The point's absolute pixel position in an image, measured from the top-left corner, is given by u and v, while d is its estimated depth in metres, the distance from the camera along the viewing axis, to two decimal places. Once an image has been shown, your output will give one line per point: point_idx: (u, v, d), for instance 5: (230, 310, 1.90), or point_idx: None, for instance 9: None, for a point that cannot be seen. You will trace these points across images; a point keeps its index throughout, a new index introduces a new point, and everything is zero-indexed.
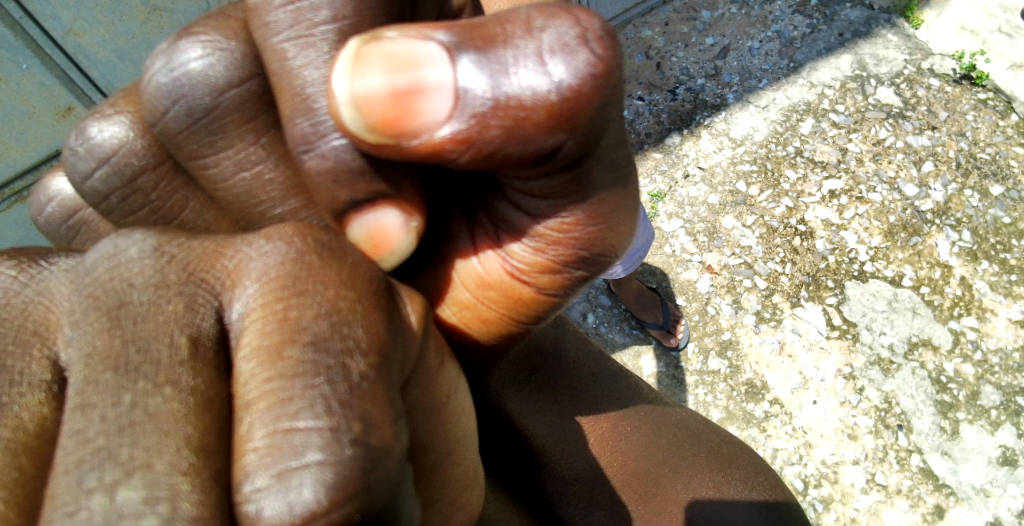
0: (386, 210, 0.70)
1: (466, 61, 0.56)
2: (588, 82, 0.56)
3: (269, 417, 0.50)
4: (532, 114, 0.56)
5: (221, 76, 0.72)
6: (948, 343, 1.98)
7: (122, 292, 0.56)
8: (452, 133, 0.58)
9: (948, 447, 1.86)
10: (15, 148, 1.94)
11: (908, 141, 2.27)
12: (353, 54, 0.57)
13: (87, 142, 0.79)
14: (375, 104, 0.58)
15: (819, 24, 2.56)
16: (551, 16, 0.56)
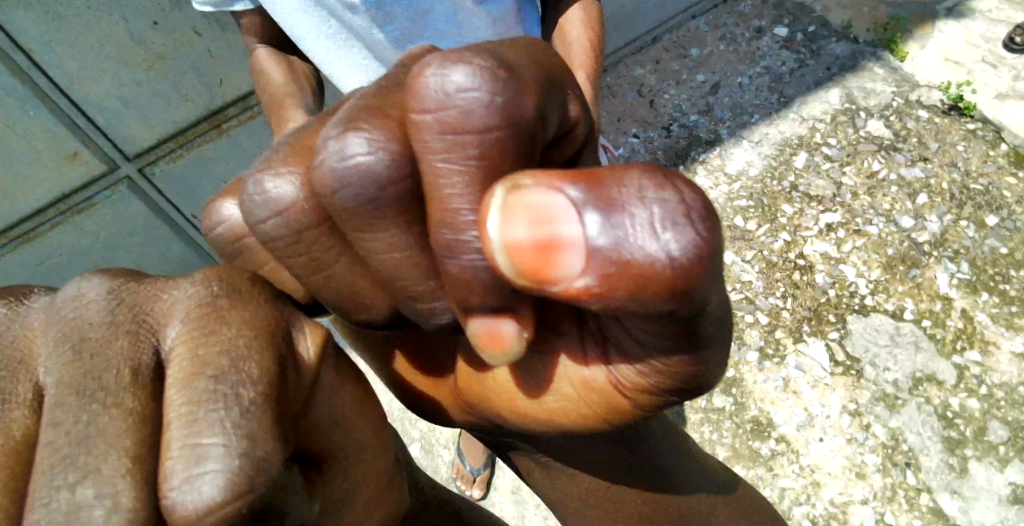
0: (507, 320, 0.67)
1: (587, 213, 0.53)
2: (700, 256, 0.52)
3: (181, 437, 0.56)
4: (656, 272, 0.52)
5: (385, 171, 0.63)
6: (952, 378, 1.95)
7: (79, 333, 0.60)
8: (584, 286, 0.55)
9: (957, 485, 1.82)
10: (23, 192, 1.92)
11: (901, 173, 2.29)
12: (501, 206, 0.56)
13: (263, 193, 0.70)
14: (522, 252, 0.56)
15: (807, 59, 2.61)
16: (663, 185, 0.53)
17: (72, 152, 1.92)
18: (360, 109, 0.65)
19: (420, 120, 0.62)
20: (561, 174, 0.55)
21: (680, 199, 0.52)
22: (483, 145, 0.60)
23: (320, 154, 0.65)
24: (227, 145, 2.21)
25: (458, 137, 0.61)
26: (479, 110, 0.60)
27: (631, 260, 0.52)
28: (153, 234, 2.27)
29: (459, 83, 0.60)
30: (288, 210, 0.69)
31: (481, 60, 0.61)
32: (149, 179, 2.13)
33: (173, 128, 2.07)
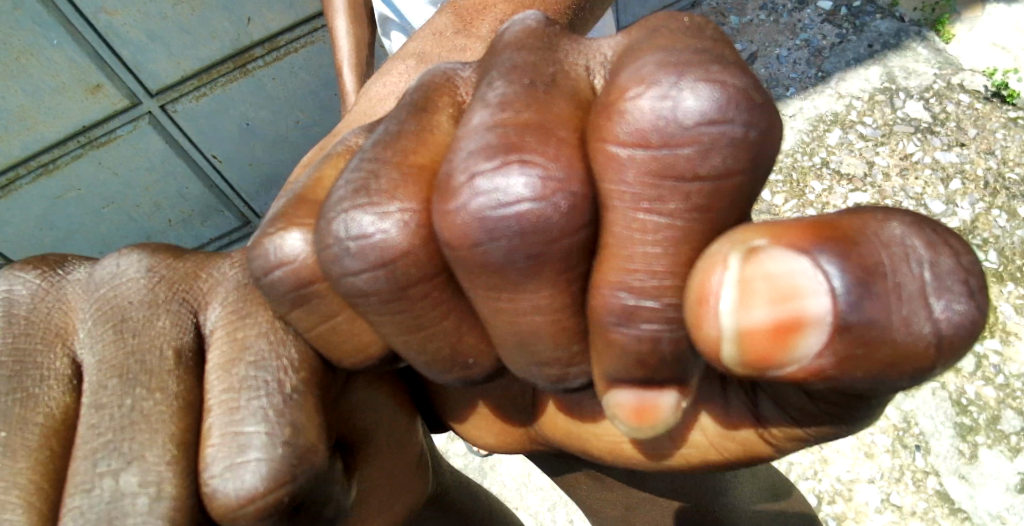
0: (668, 392, 0.51)
1: (839, 270, 0.40)
2: (971, 332, 0.40)
3: (220, 416, 0.57)
4: (917, 350, 0.40)
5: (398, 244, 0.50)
6: (970, 366, 1.91)
7: (120, 306, 0.62)
8: (816, 369, 0.42)
9: (965, 471, 1.80)
10: (43, 122, 1.94)
11: (936, 156, 2.23)
12: (738, 279, 0.41)
13: (285, 257, 0.56)
14: (756, 339, 0.41)
15: (849, 34, 2.52)
16: (930, 243, 0.41)
17: (94, 83, 1.93)
18: (516, 131, 0.47)
19: (617, 161, 0.45)
20: (800, 230, 0.41)
21: (949, 257, 0.41)
22: (706, 201, 0.44)
23: (462, 196, 0.47)
24: (250, 86, 2.18)
25: (675, 184, 0.44)
26: (723, 148, 0.44)
27: (883, 336, 0.40)
28: (174, 174, 2.26)
29: (695, 110, 0.44)
30: (413, 254, 0.51)
31: (725, 76, 0.45)
32: (171, 118, 2.12)
33: (198, 65, 2.05)
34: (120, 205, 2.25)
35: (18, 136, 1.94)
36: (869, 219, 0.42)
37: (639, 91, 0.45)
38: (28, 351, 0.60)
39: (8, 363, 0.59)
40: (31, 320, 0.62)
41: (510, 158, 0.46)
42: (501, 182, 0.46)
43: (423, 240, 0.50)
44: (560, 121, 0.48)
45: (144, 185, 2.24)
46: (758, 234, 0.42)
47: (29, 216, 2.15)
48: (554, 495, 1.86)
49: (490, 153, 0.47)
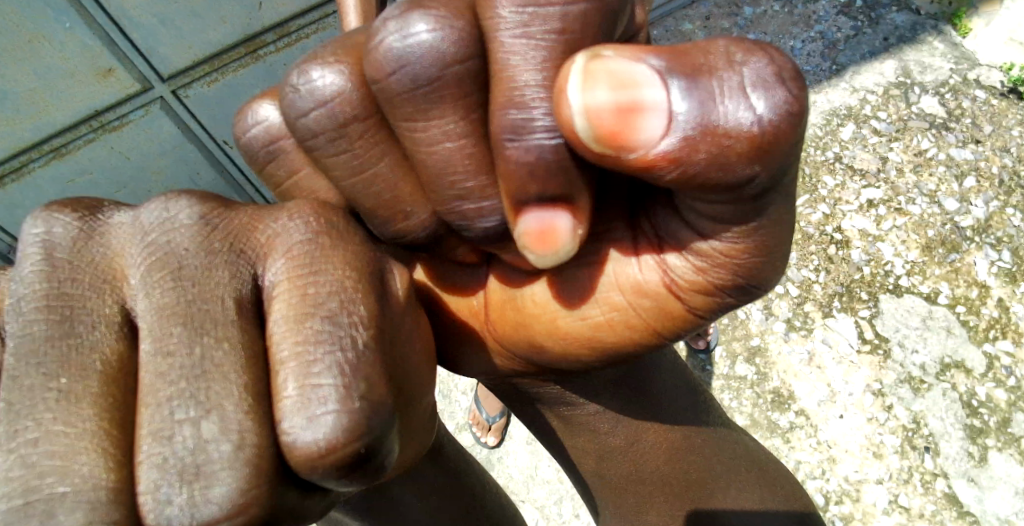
0: (564, 212, 0.62)
1: (669, 72, 0.53)
2: (788, 116, 0.52)
3: (291, 314, 0.59)
4: (740, 128, 0.52)
5: (450, 51, 0.60)
6: (981, 367, 1.89)
7: (175, 252, 0.60)
8: (661, 153, 0.53)
9: (975, 473, 1.78)
10: (55, 107, 1.91)
11: (951, 153, 2.19)
12: (582, 69, 0.53)
13: (308, 83, 0.66)
14: (602, 117, 0.53)
15: (864, 27, 2.48)
16: (752, 52, 0.53)
17: (106, 68, 1.90)
18: (438, 0, 0.61)
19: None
20: (640, 46, 0.54)
21: (771, 62, 0.53)
22: (567, 22, 0.57)
23: (380, 32, 0.61)
24: (259, 71, 2.15)
25: (539, 11, 0.57)
26: (580, 2, 0.57)
27: (710, 118, 0.52)
28: (185, 159, 2.24)
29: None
30: (416, 59, 0.60)
31: None
32: (182, 102, 2.09)
33: (209, 50, 2.02)
34: (131, 190, 2.23)
35: (28, 121, 1.91)
36: (700, 44, 0.54)
37: None
38: (73, 295, 0.59)
39: (56, 304, 0.58)
40: (77, 267, 0.60)
41: (414, 8, 0.61)
42: (450, 14, 0.60)
43: (439, 46, 0.60)
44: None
45: (155, 169, 2.22)
46: (603, 50, 0.54)
47: (40, 200, 2.12)
48: (561, 488, 1.84)
49: (400, 5, 0.62)
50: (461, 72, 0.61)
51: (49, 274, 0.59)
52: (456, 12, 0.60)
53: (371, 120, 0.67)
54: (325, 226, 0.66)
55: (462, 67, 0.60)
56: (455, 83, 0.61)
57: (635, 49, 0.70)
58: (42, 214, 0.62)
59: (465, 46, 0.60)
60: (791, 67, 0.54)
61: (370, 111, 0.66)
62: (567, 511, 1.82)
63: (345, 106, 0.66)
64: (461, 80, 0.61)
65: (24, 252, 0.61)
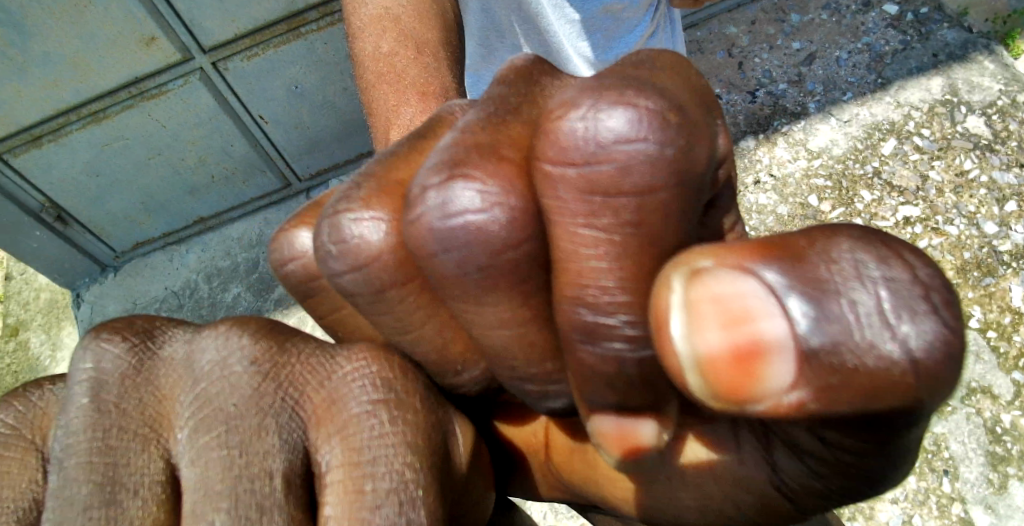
0: (647, 420, 0.57)
1: (786, 283, 0.43)
2: (941, 348, 0.41)
3: (342, 510, 0.55)
4: (890, 374, 0.41)
5: (500, 236, 0.52)
6: (1009, 394, 1.86)
7: (221, 411, 0.57)
8: (796, 402, 0.43)
9: (992, 501, 1.76)
10: (98, 71, 1.98)
11: (993, 176, 2.16)
12: (682, 305, 0.44)
13: (341, 241, 0.62)
14: (717, 366, 0.43)
15: (913, 42, 2.44)
16: (882, 258, 0.42)
17: (149, 36, 1.94)
18: (466, 151, 0.55)
19: (555, 174, 0.51)
20: (745, 249, 0.44)
21: (905, 268, 0.42)
22: (642, 209, 0.49)
23: (420, 204, 0.55)
24: (300, 49, 2.16)
25: (610, 222, 0.49)
26: (641, 164, 0.48)
27: (845, 361, 0.41)
28: (220, 130, 2.27)
29: (613, 130, 0.49)
30: (464, 245, 0.53)
31: (637, 98, 0.50)
32: (221, 74, 2.13)
33: (251, 25, 2.05)
34: (165, 156, 2.29)
35: (71, 82, 1.98)
36: (819, 239, 0.44)
37: (565, 113, 0.51)
38: (116, 451, 0.56)
39: (98, 465, 0.55)
40: (126, 411, 0.57)
41: (457, 173, 0.54)
42: (495, 186, 0.53)
43: (488, 227, 0.52)
44: (505, 142, 0.55)
45: (189, 139, 2.26)
46: (706, 255, 0.46)
47: (77, 163, 2.20)
48: None
49: (438, 168, 0.55)
50: (517, 258, 0.53)
51: (96, 419, 0.57)
52: (504, 183, 0.53)
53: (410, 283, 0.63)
54: (386, 388, 0.62)
55: (518, 252, 0.53)
56: (508, 269, 0.54)
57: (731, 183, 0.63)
58: (91, 343, 0.61)
59: (523, 225, 0.53)
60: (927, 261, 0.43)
61: (406, 275, 0.62)
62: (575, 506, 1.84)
63: (378, 274, 0.62)
64: (517, 268, 0.54)
65: (72, 394, 0.58)
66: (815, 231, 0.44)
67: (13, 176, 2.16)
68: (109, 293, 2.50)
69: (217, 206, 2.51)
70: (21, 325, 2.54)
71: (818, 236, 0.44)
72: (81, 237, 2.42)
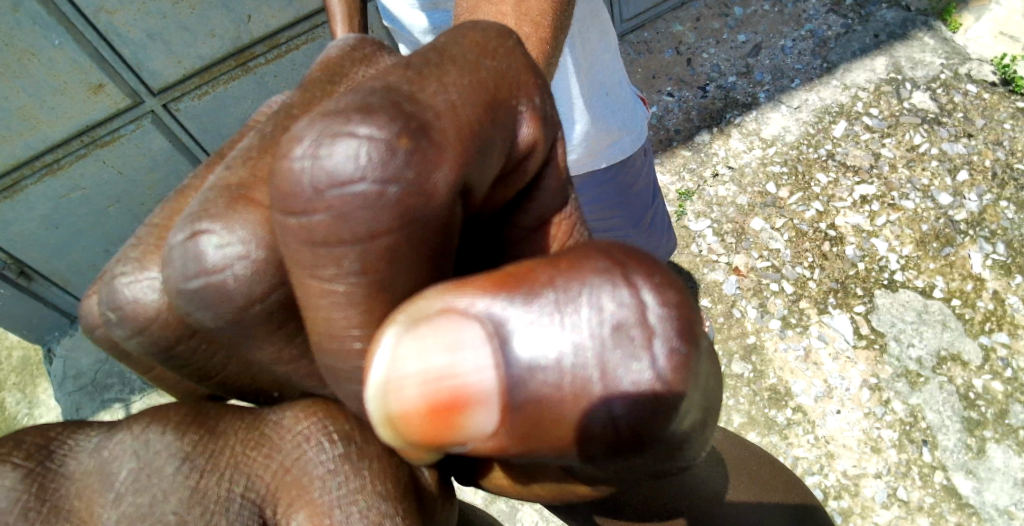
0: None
1: (504, 323, 0.48)
2: (642, 399, 0.47)
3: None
4: (590, 415, 0.47)
5: (239, 290, 0.57)
6: (978, 359, 1.90)
7: (154, 517, 0.56)
8: (495, 444, 0.49)
9: (973, 465, 1.79)
10: (46, 122, 1.93)
11: (943, 147, 2.21)
12: (390, 352, 0.48)
13: (116, 304, 0.64)
14: (415, 417, 0.48)
15: (854, 24, 2.50)
16: (615, 296, 0.47)
17: (97, 83, 1.92)
18: (221, 201, 0.58)
19: (283, 223, 0.52)
20: (481, 288, 0.49)
21: (632, 307, 0.47)
22: (363, 257, 0.52)
23: (168, 272, 0.58)
24: (252, 83, 2.18)
25: (330, 248, 0.52)
26: (358, 209, 0.50)
27: (546, 407, 0.47)
28: (177, 172, 2.26)
29: (333, 172, 0.50)
30: (212, 310, 0.58)
31: (363, 128, 0.50)
32: (173, 115, 2.11)
33: (198, 63, 2.04)
34: (124, 203, 2.26)
35: (21, 136, 1.92)
36: (553, 273, 0.49)
37: (293, 149, 0.51)
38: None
39: None
40: (48, 524, 0.55)
41: (199, 229, 0.57)
42: (232, 240, 0.56)
43: (228, 284, 0.57)
44: (258, 181, 0.59)
45: (147, 184, 2.24)
46: (436, 298, 0.49)
47: (33, 218, 2.14)
48: None
49: (185, 224, 0.59)
50: (266, 306, 0.59)
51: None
52: (244, 233, 0.57)
53: (197, 336, 0.64)
54: (345, 442, 0.61)
55: (267, 300, 0.58)
56: (262, 316, 0.59)
57: (525, 170, 0.67)
58: None
59: (267, 273, 0.57)
60: (668, 292, 0.49)
61: (189, 333, 0.64)
62: None
63: (161, 333, 0.64)
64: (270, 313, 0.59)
65: None
66: (562, 261, 0.49)
67: None
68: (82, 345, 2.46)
69: None
70: None
71: (560, 270, 0.49)
72: (46, 291, 2.36)
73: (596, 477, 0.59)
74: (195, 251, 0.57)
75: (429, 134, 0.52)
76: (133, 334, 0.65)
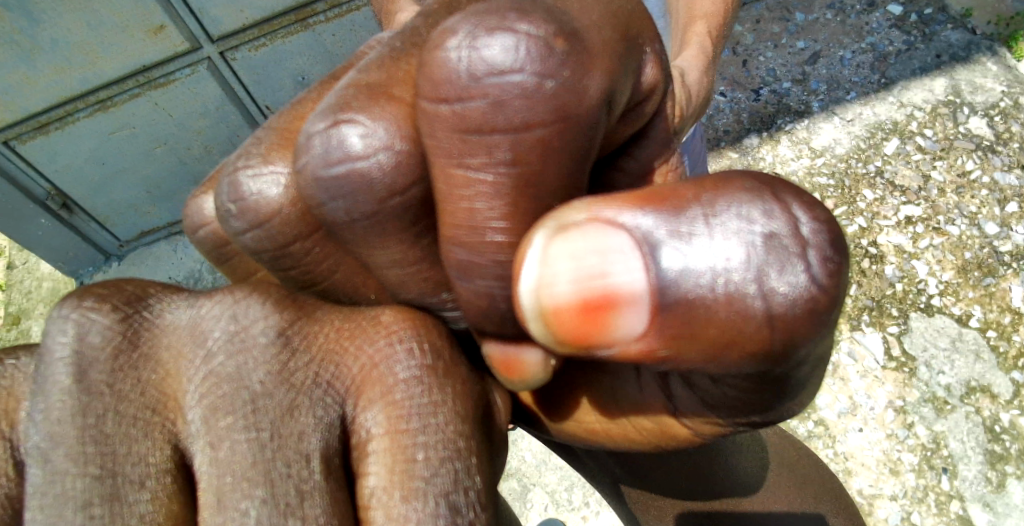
0: (528, 346, 0.63)
1: (650, 232, 0.47)
2: (803, 305, 0.45)
3: (389, 483, 0.51)
4: (745, 325, 0.46)
5: (383, 180, 0.57)
6: (1008, 393, 1.87)
7: (244, 390, 0.52)
8: (644, 348, 0.49)
9: (990, 499, 1.76)
10: (104, 59, 1.98)
11: (995, 177, 2.17)
12: (540, 257, 0.49)
13: (239, 201, 0.65)
14: (564, 316, 0.49)
15: (917, 42, 2.44)
16: (766, 211, 0.46)
17: (158, 25, 1.94)
18: (352, 93, 0.59)
19: (432, 110, 0.53)
20: (624, 201, 0.48)
21: (785, 222, 0.46)
22: (515, 148, 0.51)
23: (304, 154, 0.59)
24: (309, 40, 2.16)
25: (479, 136, 0.52)
26: (514, 99, 0.50)
27: (696, 313, 0.46)
28: (226, 121, 2.29)
29: (490, 61, 0.50)
30: (350, 192, 0.58)
31: (519, 25, 0.50)
32: (228, 63, 2.13)
33: (260, 14, 2.04)
34: (171, 145, 2.30)
35: (79, 70, 1.98)
36: (708, 190, 0.47)
37: (448, 41, 0.52)
38: (114, 440, 0.49)
39: (94, 455, 0.48)
40: (125, 395, 0.51)
41: (341, 119, 0.58)
42: (375, 123, 0.57)
43: (370, 172, 0.57)
44: (397, 80, 0.59)
45: (196, 129, 2.28)
46: (582, 208, 0.50)
47: (82, 152, 2.20)
48: (573, 475, 1.89)
49: (325, 114, 0.59)
50: (403, 202, 0.59)
51: (85, 404, 0.50)
52: (384, 117, 0.57)
53: (315, 236, 0.65)
54: (432, 355, 0.58)
55: (401, 199, 0.59)
56: (399, 210, 0.60)
57: (638, 116, 0.66)
58: (70, 313, 0.53)
59: (408, 170, 0.57)
60: (821, 216, 0.46)
61: (310, 229, 0.65)
62: (579, 498, 1.85)
63: (282, 229, 0.65)
64: (403, 212, 0.60)
65: (50, 372, 0.51)
66: (708, 181, 0.48)
67: (19, 163, 2.17)
68: (115, 280, 2.51)
69: None
70: (24, 313, 2.56)
71: (708, 188, 0.47)
72: (86, 226, 2.42)
73: (717, 401, 0.58)
74: (334, 132, 0.58)
75: (582, 40, 0.52)
76: (251, 226, 0.65)
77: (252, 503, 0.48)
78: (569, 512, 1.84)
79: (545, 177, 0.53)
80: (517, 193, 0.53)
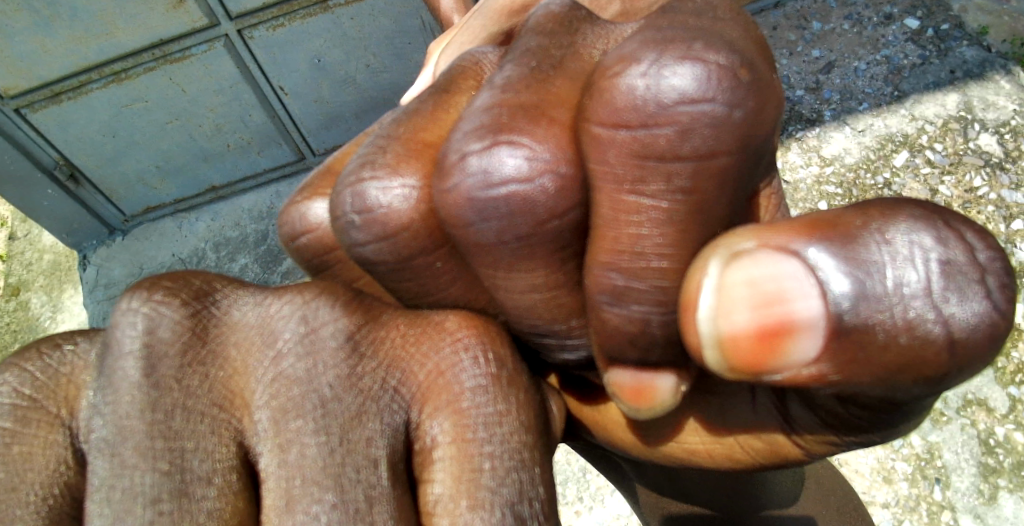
0: (664, 373, 0.57)
1: (824, 257, 0.43)
2: (985, 331, 0.41)
3: (456, 492, 0.48)
4: (927, 352, 0.41)
5: (545, 205, 0.52)
6: (1004, 407, 1.85)
7: (315, 392, 0.50)
8: (816, 373, 0.45)
9: (982, 511, 1.76)
10: (124, 30, 2.01)
11: (1002, 194, 2.15)
12: (715, 286, 0.46)
13: (365, 213, 0.60)
14: (740, 343, 0.45)
15: (932, 57, 2.43)
16: (942, 238, 0.42)
17: None
18: (509, 113, 0.53)
19: (607, 136, 0.49)
20: (793, 228, 0.45)
21: (963, 249, 0.41)
22: (697, 175, 0.48)
23: (458, 175, 0.53)
24: (328, 23, 2.16)
25: (659, 163, 0.48)
26: (704, 126, 0.47)
27: (873, 338, 0.42)
28: (240, 99, 2.29)
29: (680, 88, 0.47)
30: (508, 214, 0.52)
31: (707, 53, 0.48)
32: (246, 42, 2.14)
33: None
34: (184, 121, 2.32)
35: (98, 39, 2.01)
36: (876, 216, 0.44)
37: (627, 68, 0.49)
38: (184, 436, 0.47)
39: (164, 450, 0.46)
40: (193, 391, 0.49)
41: (501, 139, 0.52)
42: (543, 147, 0.51)
43: (534, 196, 0.51)
44: (555, 101, 0.53)
45: (211, 106, 2.29)
46: (749, 236, 0.47)
47: (98, 123, 2.24)
48: (568, 470, 1.91)
49: (480, 133, 0.53)
50: (560, 227, 0.53)
51: (156, 398, 0.47)
52: (550, 137, 0.52)
53: (438, 251, 0.60)
54: (498, 364, 0.54)
55: (560, 222, 0.53)
56: (553, 236, 0.53)
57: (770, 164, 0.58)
58: (144, 302, 0.51)
59: (570, 193, 0.52)
60: (992, 244, 0.42)
61: (436, 244, 0.60)
62: (572, 493, 1.87)
63: (409, 244, 0.59)
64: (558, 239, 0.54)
65: (122, 357, 0.49)
66: (873, 208, 0.44)
67: (29, 132, 2.20)
68: (117, 257, 2.51)
69: (229, 174, 2.52)
70: (23, 285, 2.57)
71: (877, 215, 0.44)
72: (91, 198, 2.45)
73: (838, 419, 0.55)
74: (490, 153, 0.52)
75: (759, 70, 0.49)
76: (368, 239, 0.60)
77: (323, 507, 0.45)
78: (563, 506, 1.86)
79: (715, 208, 0.50)
80: (690, 222, 0.49)
